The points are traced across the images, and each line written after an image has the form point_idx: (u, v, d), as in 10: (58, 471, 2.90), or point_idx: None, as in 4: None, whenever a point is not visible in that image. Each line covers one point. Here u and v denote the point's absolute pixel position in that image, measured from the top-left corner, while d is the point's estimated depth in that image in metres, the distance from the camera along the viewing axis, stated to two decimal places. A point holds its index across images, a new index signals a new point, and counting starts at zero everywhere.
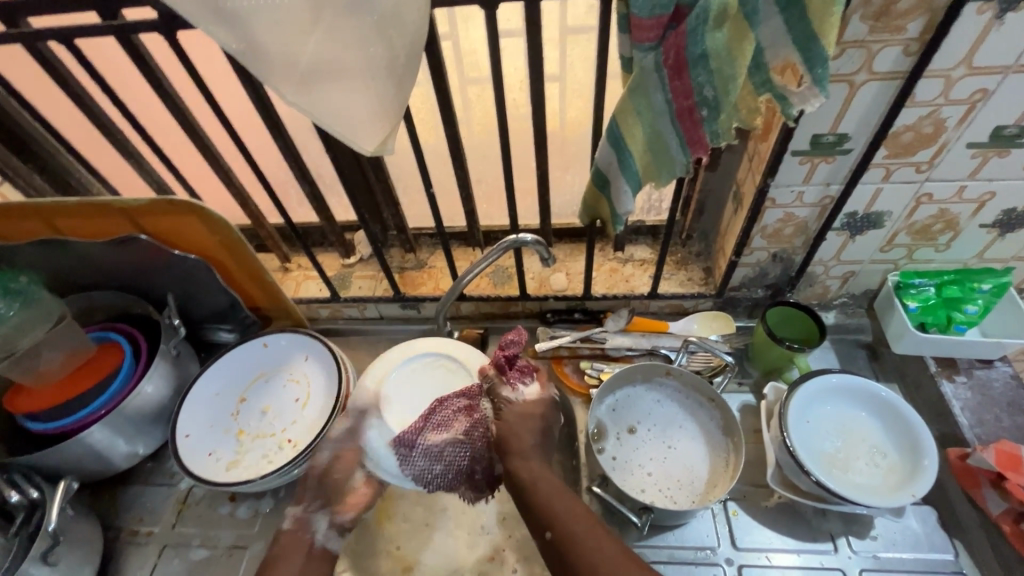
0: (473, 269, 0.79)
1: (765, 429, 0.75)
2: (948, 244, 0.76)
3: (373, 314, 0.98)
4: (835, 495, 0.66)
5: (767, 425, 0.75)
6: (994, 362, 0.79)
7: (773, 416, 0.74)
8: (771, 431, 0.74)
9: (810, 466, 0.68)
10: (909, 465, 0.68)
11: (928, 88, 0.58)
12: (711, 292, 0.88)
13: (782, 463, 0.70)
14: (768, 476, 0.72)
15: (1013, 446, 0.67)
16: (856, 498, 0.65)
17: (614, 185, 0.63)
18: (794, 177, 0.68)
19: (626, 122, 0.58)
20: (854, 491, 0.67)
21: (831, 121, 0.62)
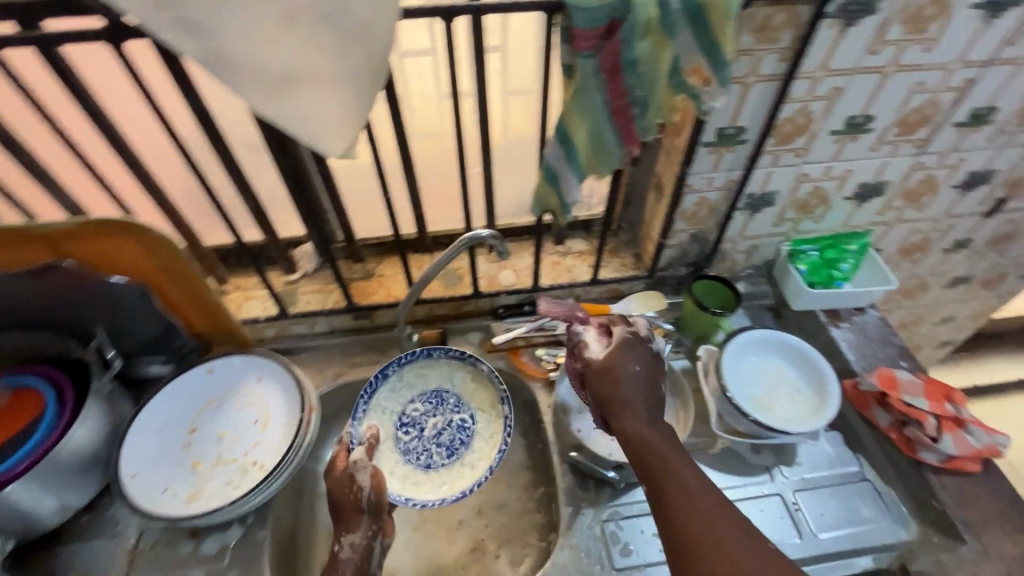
0: (433, 268, 0.82)
1: (704, 383, 0.85)
2: (823, 215, 0.93)
3: (324, 327, 0.97)
4: (770, 429, 0.78)
5: (705, 380, 0.85)
6: (865, 309, 0.98)
7: (710, 371, 0.85)
8: (709, 384, 0.84)
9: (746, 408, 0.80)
10: (819, 396, 0.82)
11: (800, 86, 0.72)
12: (643, 274, 1.00)
13: (722, 411, 0.81)
14: (713, 425, 0.83)
15: (891, 370, 0.83)
16: (784, 429, 0.78)
17: (562, 178, 0.71)
18: (705, 165, 0.80)
19: (571, 121, 0.66)
20: (782, 423, 0.79)
21: (731, 115, 0.74)
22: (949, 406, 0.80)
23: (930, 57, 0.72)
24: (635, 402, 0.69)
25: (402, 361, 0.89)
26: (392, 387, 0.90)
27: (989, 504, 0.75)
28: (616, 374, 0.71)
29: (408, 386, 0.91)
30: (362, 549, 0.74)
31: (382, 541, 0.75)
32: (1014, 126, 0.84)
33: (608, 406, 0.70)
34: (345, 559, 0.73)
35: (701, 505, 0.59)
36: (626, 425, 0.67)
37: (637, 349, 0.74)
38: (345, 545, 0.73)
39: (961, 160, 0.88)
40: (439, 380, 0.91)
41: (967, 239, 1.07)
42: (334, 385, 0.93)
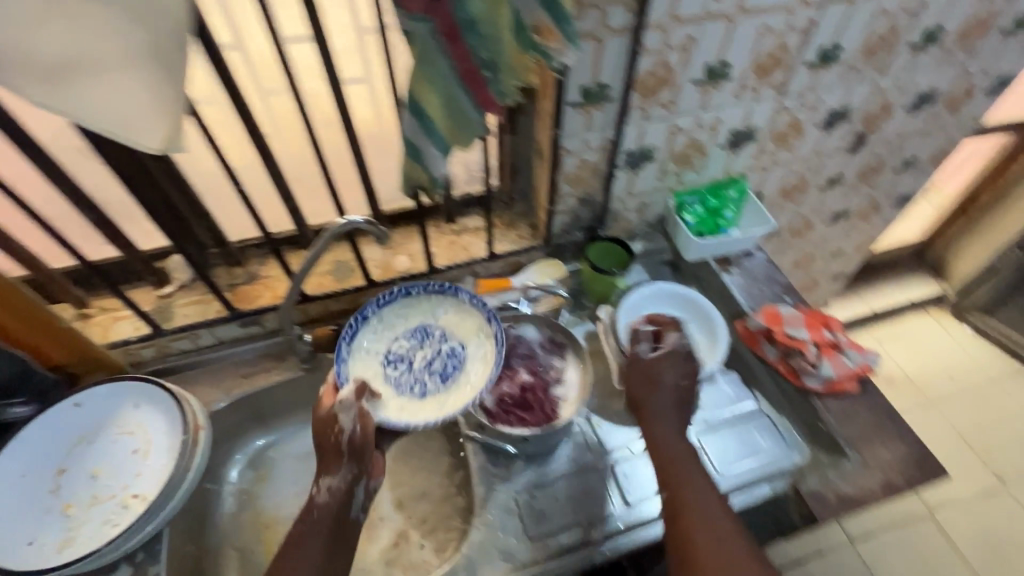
0: (307, 265, 0.75)
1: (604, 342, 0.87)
2: (703, 165, 0.96)
3: (210, 339, 0.90)
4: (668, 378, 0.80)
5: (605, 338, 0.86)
6: (752, 252, 1.02)
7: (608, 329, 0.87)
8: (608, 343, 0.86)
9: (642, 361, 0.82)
10: (710, 340, 0.86)
11: (652, 38, 0.72)
12: (540, 243, 0.99)
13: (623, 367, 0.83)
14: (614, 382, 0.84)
15: (774, 307, 0.87)
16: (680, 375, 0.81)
17: (426, 152, 0.67)
18: (577, 126, 0.80)
19: (421, 91, 0.62)
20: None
21: (591, 73, 0.73)
22: (826, 333, 0.85)
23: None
24: (666, 409, 0.72)
25: (380, 301, 0.83)
26: (374, 327, 0.82)
27: (867, 419, 0.80)
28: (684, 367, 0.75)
29: (390, 325, 0.83)
30: (342, 493, 0.70)
31: (367, 486, 0.72)
32: (860, 63, 0.89)
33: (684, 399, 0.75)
34: (323, 503, 0.69)
35: (704, 516, 0.64)
36: (654, 430, 0.71)
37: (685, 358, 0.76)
38: (324, 489, 0.70)
39: (819, 100, 0.92)
40: (421, 317, 0.84)
41: (839, 175, 1.13)
42: (228, 401, 0.87)
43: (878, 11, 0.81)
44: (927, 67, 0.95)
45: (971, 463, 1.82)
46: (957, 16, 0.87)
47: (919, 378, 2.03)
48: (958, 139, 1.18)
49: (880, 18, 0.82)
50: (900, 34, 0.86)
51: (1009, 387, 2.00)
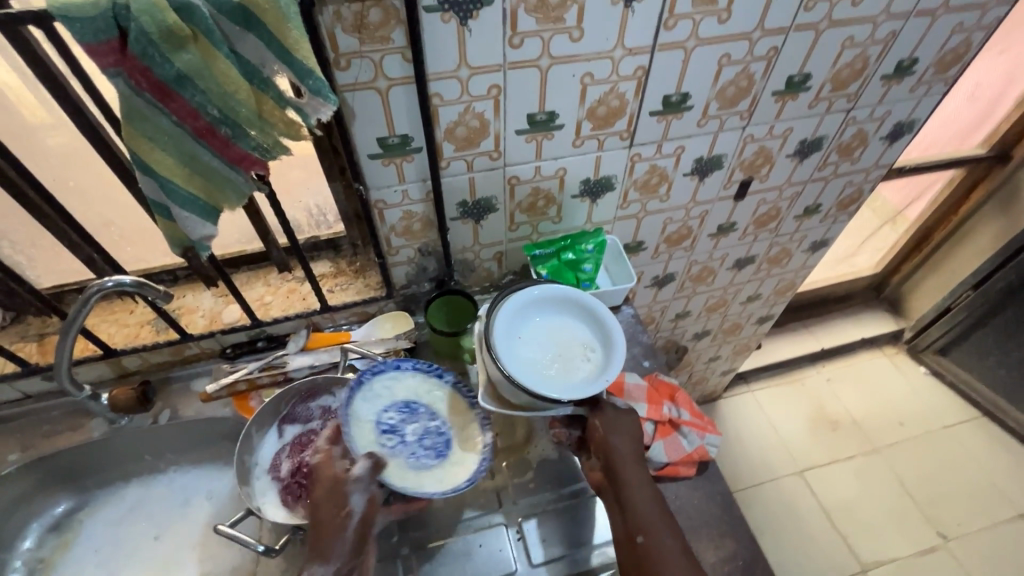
0: (73, 322, 0.69)
1: (479, 355, 0.74)
2: (558, 215, 0.89)
3: (14, 394, 0.83)
4: (545, 397, 0.68)
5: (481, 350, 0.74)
6: (620, 307, 0.94)
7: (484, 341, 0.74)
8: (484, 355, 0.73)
9: (523, 378, 0.69)
10: (606, 355, 0.74)
11: (447, 87, 0.65)
12: (384, 295, 0.92)
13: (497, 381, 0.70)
14: (484, 401, 0.72)
15: (619, 376, 0.79)
16: (560, 394, 0.68)
17: (177, 213, 0.60)
18: (388, 178, 0.73)
19: (146, 150, 0.55)
20: (562, 387, 0.70)
21: (384, 124, 0.66)
22: (667, 409, 0.77)
23: (584, 46, 0.66)
24: (629, 454, 0.68)
25: (375, 367, 0.74)
26: (362, 399, 0.72)
27: (697, 511, 0.72)
28: (633, 431, 0.71)
29: (382, 394, 0.74)
30: None
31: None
32: (718, 110, 0.81)
33: (636, 444, 0.71)
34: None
35: (660, 556, 0.61)
36: (617, 473, 0.67)
37: (627, 417, 0.72)
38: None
39: (680, 148, 0.85)
40: (409, 388, 0.76)
41: (729, 222, 1.06)
42: (18, 464, 0.80)
43: (723, 56, 0.73)
44: (802, 113, 0.87)
45: (913, 517, 1.72)
46: (823, 62, 0.79)
47: (867, 421, 1.92)
48: (865, 184, 1.10)
49: (727, 64, 0.74)
50: (758, 81, 0.79)
51: (963, 435, 1.89)
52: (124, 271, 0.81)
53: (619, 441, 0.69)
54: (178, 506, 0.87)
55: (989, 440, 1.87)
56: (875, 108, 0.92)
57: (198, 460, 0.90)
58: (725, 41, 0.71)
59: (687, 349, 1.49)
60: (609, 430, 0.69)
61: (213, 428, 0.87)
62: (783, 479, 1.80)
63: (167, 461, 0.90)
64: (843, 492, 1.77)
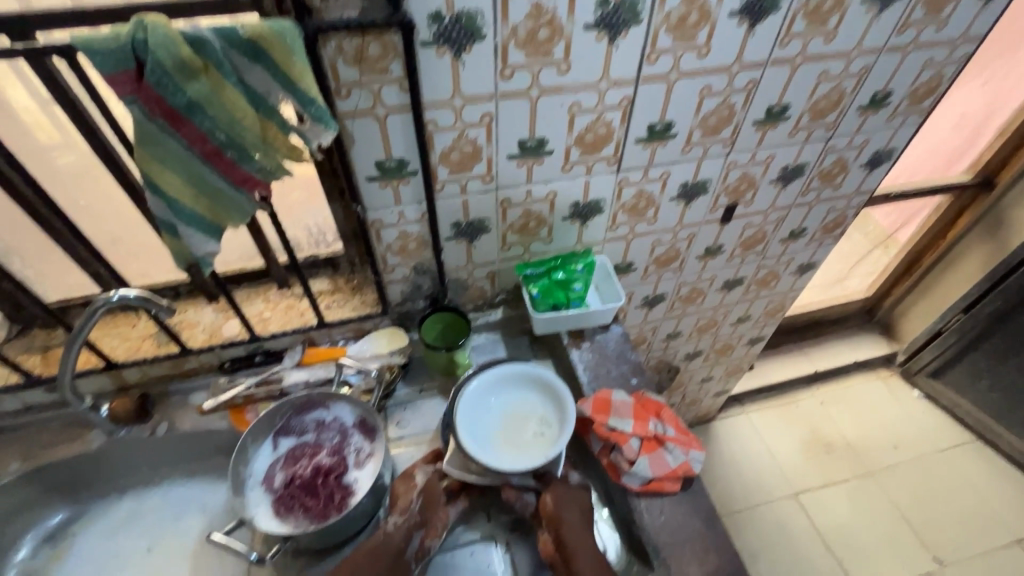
0: (78, 335, 0.72)
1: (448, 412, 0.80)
2: (549, 236, 0.92)
3: (16, 405, 0.85)
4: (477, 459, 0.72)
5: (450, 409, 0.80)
6: (609, 326, 0.97)
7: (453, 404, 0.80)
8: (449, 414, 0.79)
9: (467, 440, 0.74)
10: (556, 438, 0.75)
11: (442, 115, 0.69)
12: (380, 311, 0.94)
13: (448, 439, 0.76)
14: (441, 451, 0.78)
15: (605, 393, 0.82)
16: (494, 462, 0.72)
17: (182, 230, 0.63)
18: (385, 199, 0.76)
19: (158, 172, 0.59)
20: (505, 459, 0.73)
21: (381, 149, 0.70)
22: (652, 425, 0.79)
23: (571, 77, 0.70)
24: (578, 523, 0.70)
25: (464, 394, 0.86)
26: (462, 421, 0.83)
27: (680, 527, 0.73)
28: (581, 502, 0.74)
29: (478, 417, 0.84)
30: (405, 530, 0.70)
31: (422, 539, 0.70)
32: (701, 138, 0.85)
33: (584, 516, 0.73)
34: (389, 535, 0.69)
35: None
36: (568, 542, 0.68)
37: (575, 489, 0.75)
38: (391, 522, 0.70)
39: (666, 173, 0.88)
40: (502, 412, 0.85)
41: (716, 244, 1.09)
42: (18, 473, 0.81)
43: (704, 88, 0.77)
44: (782, 141, 0.91)
45: (908, 541, 1.71)
46: (800, 93, 0.84)
47: (861, 444, 1.92)
48: (848, 209, 1.14)
49: (708, 95, 0.78)
50: (739, 110, 0.83)
51: (957, 459, 1.88)
52: (129, 286, 0.84)
53: (569, 512, 0.71)
54: (171, 518, 0.88)
55: (984, 464, 1.87)
56: (853, 137, 0.96)
57: (192, 473, 0.91)
58: (705, 74, 0.75)
59: (679, 369, 1.51)
60: (560, 503, 0.72)
61: (210, 441, 0.88)
62: (778, 502, 1.80)
63: (162, 474, 0.91)
64: (837, 515, 1.76)
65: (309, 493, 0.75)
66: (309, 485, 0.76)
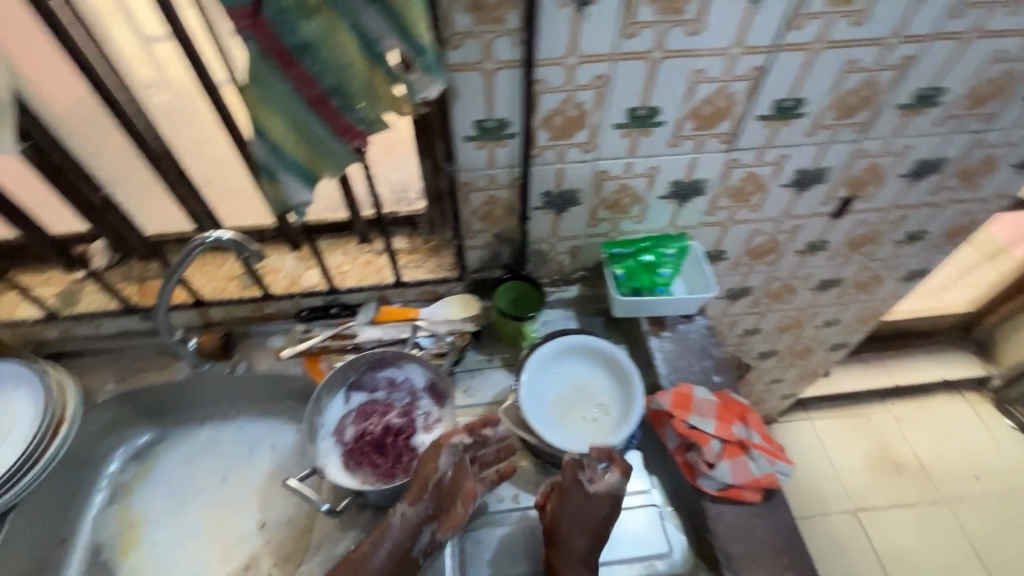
0: (175, 271, 0.73)
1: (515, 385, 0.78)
2: (642, 215, 0.86)
3: (113, 329, 0.90)
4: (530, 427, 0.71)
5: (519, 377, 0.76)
6: (693, 316, 0.90)
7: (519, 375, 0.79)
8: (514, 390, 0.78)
9: (527, 406, 0.73)
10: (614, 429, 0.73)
11: (553, 74, 0.63)
12: (456, 276, 0.92)
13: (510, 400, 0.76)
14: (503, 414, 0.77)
15: (688, 388, 0.77)
16: (545, 433, 0.71)
17: (281, 176, 0.62)
18: (479, 161, 0.73)
19: (263, 115, 0.57)
20: (557, 433, 0.72)
21: (484, 107, 0.66)
22: (736, 429, 0.74)
23: (700, 40, 0.63)
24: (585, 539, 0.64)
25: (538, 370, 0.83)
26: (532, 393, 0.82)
27: (756, 540, 0.69)
28: (600, 513, 0.65)
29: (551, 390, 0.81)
30: (409, 525, 0.65)
31: (433, 532, 0.66)
32: (832, 120, 0.75)
33: (602, 529, 0.65)
34: (392, 528, 0.65)
35: None
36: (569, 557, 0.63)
37: (604, 498, 0.66)
38: (400, 514, 0.65)
39: (782, 157, 0.80)
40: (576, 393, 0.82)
41: (821, 240, 0.99)
42: (113, 393, 0.87)
43: (848, 63, 0.68)
44: (925, 131, 0.80)
45: None
46: (961, 76, 0.72)
47: (935, 468, 1.78)
48: (981, 215, 1.00)
49: (851, 71, 0.69)
50: (883, 91, 0.72)
51: None
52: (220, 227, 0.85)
53: (580, 524, 0.65)
54: (244, 452, 0.92)
55: None
56: (1010, 132, 0.83)
57: (265, 412, 0.95)
58: (854, 46, 0.66)
59: (749, 367, 1.43)
60: (570, 517, 0.64)
61: (284, 385, 0.91)
62: (833, 515, 1.70)
63: (237, 410, 0.95)
64: (898, 538, 1.66)
65: (378, 450, 0.76)
66: (378, 442, 0.76)
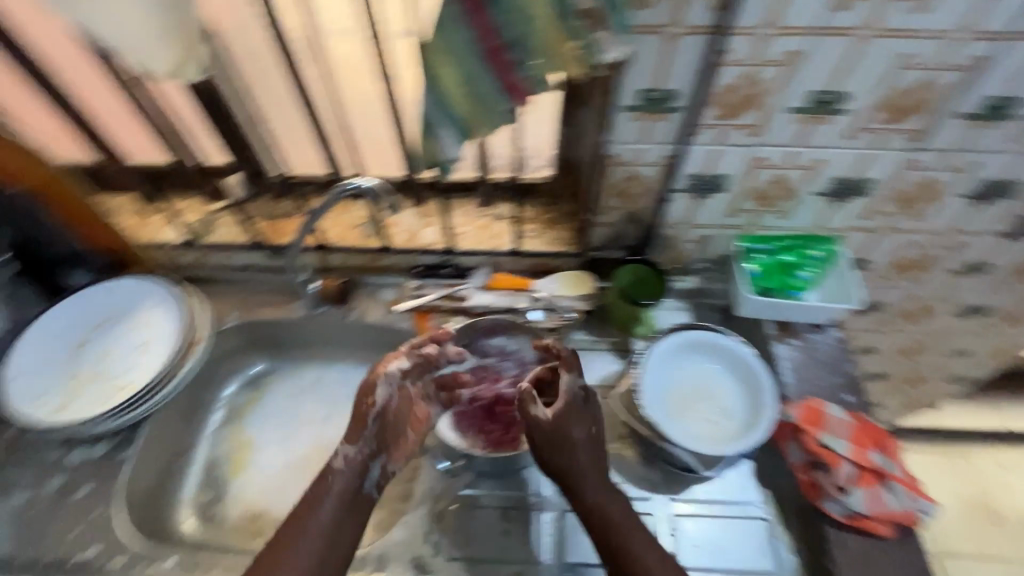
0: (314, 213, 0.75)
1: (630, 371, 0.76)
2: (789, 211, 0.79)
3: (241, 262, 0.94)
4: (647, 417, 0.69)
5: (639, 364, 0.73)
6: (826, 327, 0.83)
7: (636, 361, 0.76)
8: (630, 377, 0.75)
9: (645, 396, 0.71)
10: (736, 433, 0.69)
11: (741, 45, 0.58)
12: (574, 252, 0.89)
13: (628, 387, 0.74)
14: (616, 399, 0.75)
15: (819, 403, 0.71)
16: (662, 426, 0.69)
17: (437, 130, 0.60)
18: (631, 134, 0.68)
19: (436, 62, 0.55)
20: (674, 428, 0.70)
21: (655, 75, 0.62)
22: (873, 456, 0.68)
23: (919, 20, 0.56)
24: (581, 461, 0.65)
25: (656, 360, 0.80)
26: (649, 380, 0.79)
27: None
28: (581, 427, 0.66)
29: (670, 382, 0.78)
30: (358, 466, 0.67)
31: (384, 464, 0.69)
32: None
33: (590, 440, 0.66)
34: (338, 470, 0.66)
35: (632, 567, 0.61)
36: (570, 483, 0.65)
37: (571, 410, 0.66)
38: (340, 457, 0.67)
39: (972, 163, 0.70)
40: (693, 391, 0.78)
41: (983, 262, 0.88)
42: (237, 322, 0.92)
43: None
44: None
45: None
46: None
47: None
48: None
49: None
50: None
51: None
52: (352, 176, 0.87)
53: (572, 453, 0.65)
54: (346, 396, 0.95)
55: None
56: None
57: (368, 361, 0.97)
58: None
59: None
60: (553, 448, 0.65)
61: (391, 337, 0.92)
62: None
63: (342, 355, 0.98)
64: None
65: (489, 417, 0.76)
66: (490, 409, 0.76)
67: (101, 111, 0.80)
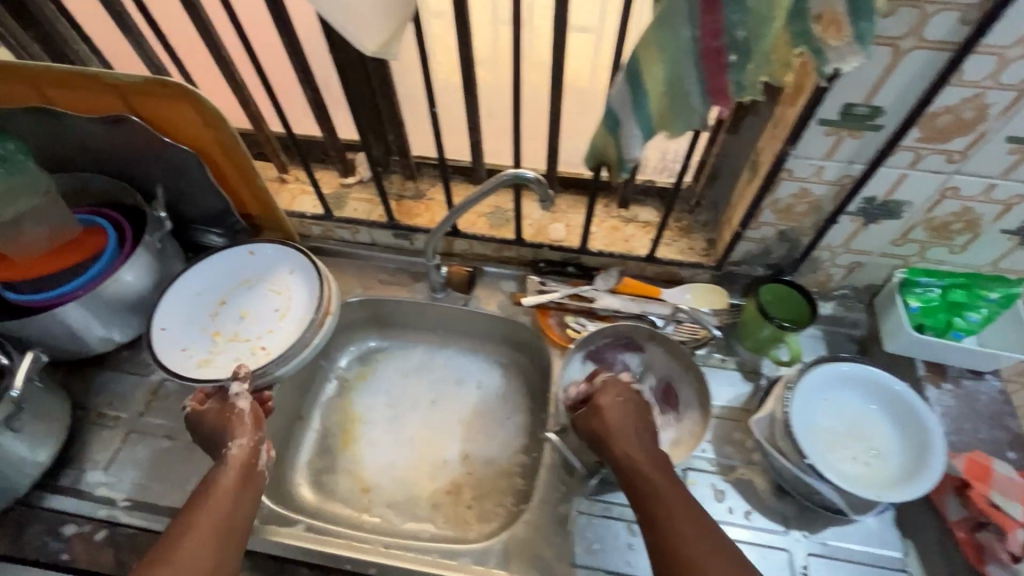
0: (469, 200, 0.74)
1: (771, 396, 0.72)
2: (965, 246, 0.73)
3: (367, 239, 0.96)
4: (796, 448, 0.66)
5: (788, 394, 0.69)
6: (985, 375, 0.77)
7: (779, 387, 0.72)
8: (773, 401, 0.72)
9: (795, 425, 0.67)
10: (890, 480, 0.65)
11: (978, 65, 0.53)
12: (710, 264, 0.85)
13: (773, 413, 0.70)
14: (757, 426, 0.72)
15: (986, 458, 0.67)
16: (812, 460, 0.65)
17: (622, 127, 0.56)
18: (816, 149, 0.64)
19: (645, 57, 0.51)
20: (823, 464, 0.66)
21: (867, 90, 0.58)
22: None
23: None
24: (625, 429, 0.65)
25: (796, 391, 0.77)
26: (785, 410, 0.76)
27: None
28: (619, 400, 0.69)
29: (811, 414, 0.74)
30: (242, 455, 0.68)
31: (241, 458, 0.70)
32: None
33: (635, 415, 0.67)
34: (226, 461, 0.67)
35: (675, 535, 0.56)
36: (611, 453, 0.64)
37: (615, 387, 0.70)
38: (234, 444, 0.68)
39: None
40: None
41: None
42: (360, 297, 0.93)
43: None
44: None
45: None
46: None
47: None
48: None
49: None
50: None
51: None
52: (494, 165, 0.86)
53: (610, 422, 0.66)
54: (454, 381, 0.95)
55: None
56: None
57: (477, 349, 0.97)
58: None
59: None
60: (596, 419, 0.67)
61: (508, 329, 0.92)
62: None
63: (452, 341, 0.98)
64: None
65: None
66: None
67: (279, 85, 0.92)
